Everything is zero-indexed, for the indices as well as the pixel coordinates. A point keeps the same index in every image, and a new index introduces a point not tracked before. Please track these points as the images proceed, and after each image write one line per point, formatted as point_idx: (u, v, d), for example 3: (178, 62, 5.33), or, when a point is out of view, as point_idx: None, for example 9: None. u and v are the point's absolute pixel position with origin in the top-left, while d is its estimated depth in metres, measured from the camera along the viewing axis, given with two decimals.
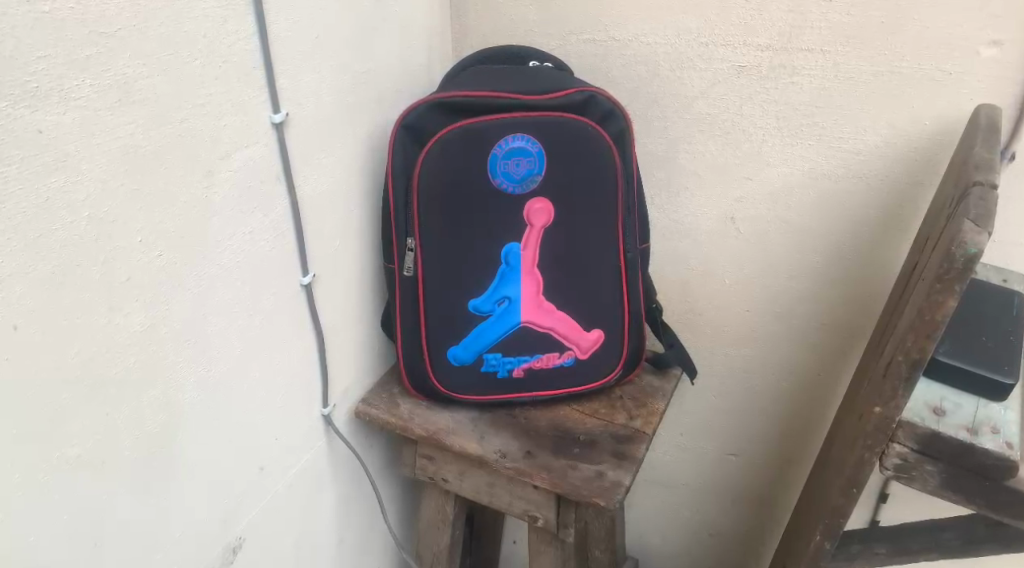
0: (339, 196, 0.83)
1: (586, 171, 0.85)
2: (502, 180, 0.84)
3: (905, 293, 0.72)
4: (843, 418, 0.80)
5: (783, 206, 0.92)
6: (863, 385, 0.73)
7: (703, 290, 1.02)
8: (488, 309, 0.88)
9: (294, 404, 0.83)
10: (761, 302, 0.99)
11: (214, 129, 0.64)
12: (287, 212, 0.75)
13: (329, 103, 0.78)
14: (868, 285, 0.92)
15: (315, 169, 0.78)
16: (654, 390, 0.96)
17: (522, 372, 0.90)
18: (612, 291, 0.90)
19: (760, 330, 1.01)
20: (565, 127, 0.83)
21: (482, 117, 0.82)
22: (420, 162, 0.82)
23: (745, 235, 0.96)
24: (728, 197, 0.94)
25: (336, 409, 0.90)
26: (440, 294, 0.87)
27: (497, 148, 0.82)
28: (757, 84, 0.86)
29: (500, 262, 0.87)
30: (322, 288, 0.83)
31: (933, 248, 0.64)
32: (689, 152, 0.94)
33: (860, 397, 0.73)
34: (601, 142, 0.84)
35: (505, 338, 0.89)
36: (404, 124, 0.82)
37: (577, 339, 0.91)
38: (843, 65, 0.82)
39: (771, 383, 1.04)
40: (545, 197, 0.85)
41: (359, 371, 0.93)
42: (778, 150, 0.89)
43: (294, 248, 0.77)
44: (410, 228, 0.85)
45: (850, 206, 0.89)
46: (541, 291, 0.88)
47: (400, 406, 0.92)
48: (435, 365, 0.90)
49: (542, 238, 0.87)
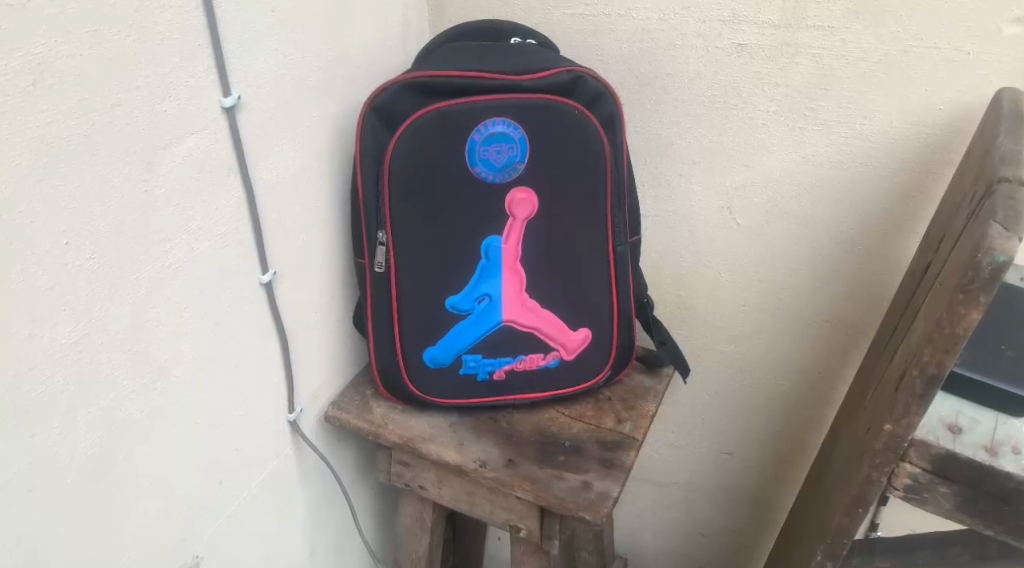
0: (303, 185, 0.76)
1: (573, 159, 0.79)
2: (481, 169, 0.77)
3: (917, 296, 0.66)
4: (849, 427, 0.75)
5: (784, 195, 0.86)
6: (872, 395, 0.68)
7: (699, 283, 0.96)
8: (467, 307, 0.81)
9: (256, 411, 0.77)
10: (760, 296, 0.93)
11: (153, 116, 0.57)
12: (242, 205, 0.68)
13: (290, 85, 0.70)
14: (875, 281, 0.86)
15: (275, 158, 0.71)
16: (644, 392, 0.90)
17: (504, 375, 0.84)
18: (601, 288, 0.84)
19: (757, 326, 0.95)
20: (550, 111, 0.76)
21: (459, 100, 0.75)
22: (392, 149, 0.76)
23: (743, 226, 0.89)
24: (726, 185, 0.88)
25: (305, 414, 0.84)
26: (415, 292, 0.80)
27: (476, 133, 0.76)
28: (758, 64, 0.80)
29: (480, 257, 0.80)
30: (286, 286, 0.76)
31: (952, 249, 0.58)
32: (684, 138, 0.87)
33: (868, 408, 0.67)
34: (590, 127, 0.78)
35: (486, 338, 0.83)
36: (374, 107, 0.75)
37: (564, 339, 0.84)
38: (852, 44, 0.75)
39: (769, 381, 0.99)
40: (528, 187, 0.79)
41: (330, 372, 0.87)
42: (780, 136, 0.82)
43: (252, 244, 0.71)
44: (382, 220, 0.78)
45: (858, 195, 0.82)
46: (524, 288, 0.82)
47: (374, 409, 0.86)
48: (410, 367, 0.83)
49: (525, 230, 0.80)
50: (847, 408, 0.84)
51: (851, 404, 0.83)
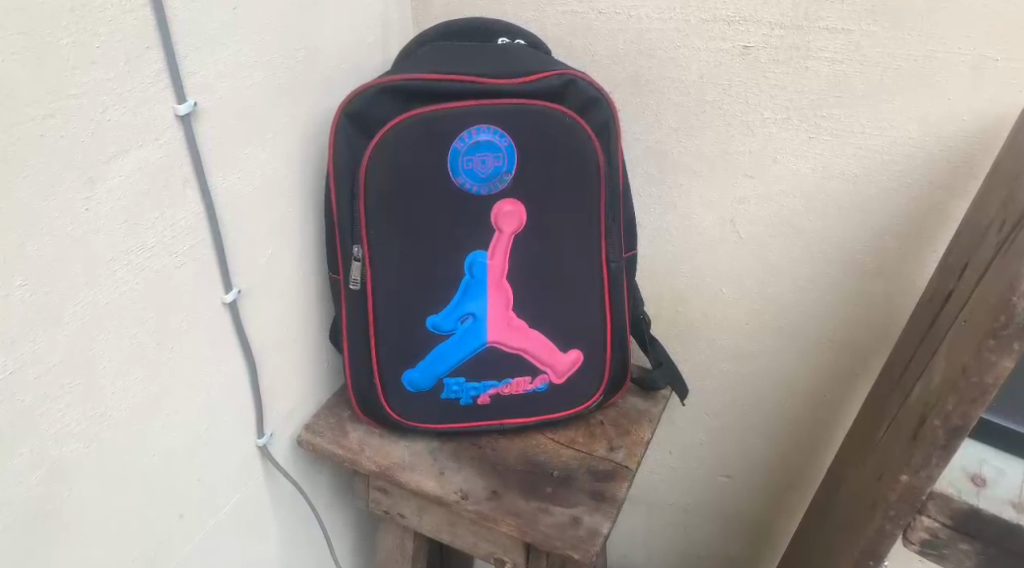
0: (272, 195, 0.70)
1: (564, 170, 0.73)
2: (465, 179, 0.72)
3: (937, 329, 0.61)
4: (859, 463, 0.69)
5: (792, 208, 0.80)
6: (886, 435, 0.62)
7: (699, 298, 0.90)
8: (449, 327, 0.76)
9: (221, 439, 0.71)
10: (765, 314, 0.87)
11: (94, 126, 0.51)
12: (201, 220, 0.62)
13: (256, 88, 0.65)
14: (888, 301, 0.81)
15: (239, 167, 0.65)
16: (639, 416, 0.85)
17: (488, 400, 0.79)
18: (594, 307, 0.79)
19: (760, 345, 0.90)
20: (539, 118, 0.71)
21: (441, 105, 0.70)
22: (367, 158, 0.70)
23: (747, 240, 0.84)
24: (729, 197, 0.82)
25: (276, 437, 0.79)
26: (393, 311, 0.75)
27: (459, 141, 0.70)
28: (766, 69, 0.74)
29: (463, 274, 0.75)
30: (254, 303, 0.71)
31: (978, 284, 0.53)
32: (685, 145, 0.81)
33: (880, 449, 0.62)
34: (582, 136, 0.72)
35: (469, 360, 0.77)
36: (349, 112, 0.70)
37: (553, 361, 0.79)
38: (868, 48, 0.69)
39: (772, 402, 0.93)
40: (515, 199, 0.73)
41: (303, 393, 0.81)
42: (788, 146, 0.77)
43: (213, 261, 0.65)
44: (357, 234, 0.72)
45: (870, 210, 0.76)
46: (511, 307, 0.76)
47: (350, 433, 0.80)
48: (387, 390, 0.77)
49: (512, 245, 0.75)
50: (856, 438, 0.79)
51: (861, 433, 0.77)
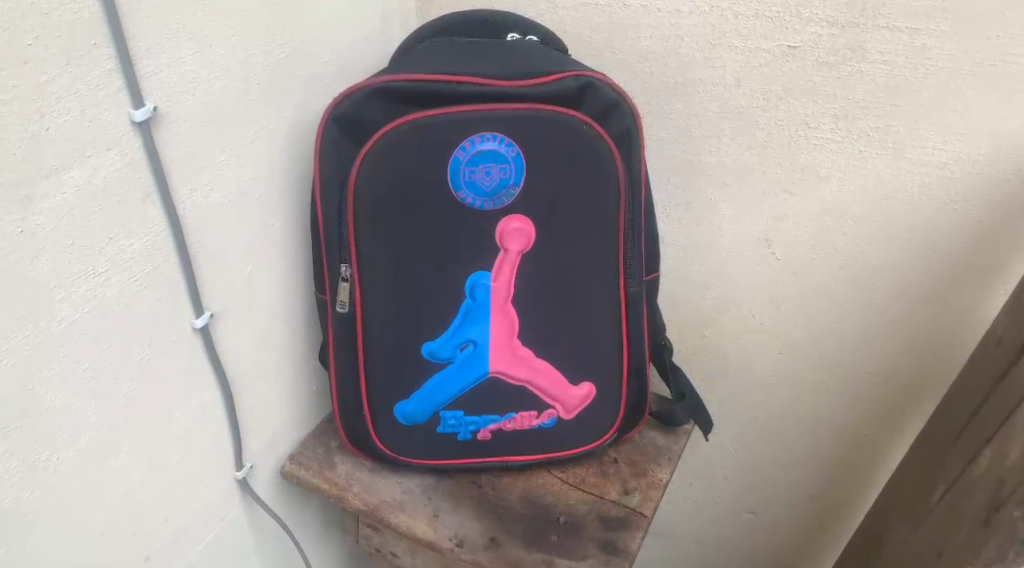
0: (249, 207, 0.63)
1: (579, 183, 0.65)
2: (466, 193, 0.64)
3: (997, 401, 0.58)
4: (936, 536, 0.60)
5: (835, 229, 0.71)
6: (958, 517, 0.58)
7: (727, 323, 0.81)
8: (447, 355, 0.68)
9: (192, 476, 0.65)
10: (802, 343, 0.79)
11: (30, 136, 0.44)
12: (165, 239, 0.55)
13: (230, 89, 0.57)
14: (943, 335, 0.71)
15: (209, 178, 0.58)
16: (657, 453, 0.77)
17: (488, 435, 0.71)
18: (609, 335, 0.70)
19: (795, 377, 0.81)
20: (552, 124, 0.63)
21: (441, 110, 0.62)
22: (357, 166, 0.62)
23: (783, 262, 0.75)
24: (765, 214, 0.73)
25: (257, 469, 0.72)
26: (385, 337, 0.67)
27: (460, 150, 0.62)
28: (813, 72, 0.65)
29: (464, 298, 0.67)
30: (229, 328, 0.64)
31: None
32: (716, 155, 0.72)
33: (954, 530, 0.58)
34: (600, 145, 0.64)
35: (469, 392, 0.70)
36: (337, 115, 0.62)
37: (562, 394, 0.71)
38: (935, 50, 0.60)
39: (806, 439, 0.84)
40: (523, 215, 0.65)
41: (287, 419, 0.75)
42: (836, 159, 0.68)
43: (180, 283, 0.58)
44: (346, 251, 0.65)
45: (928, 234, 0.67)
46: (515, 335, 0.69)
47: (337, 466, 0.73)
48: (377, 422, 0.70)
49: (518, 266, 0.67)
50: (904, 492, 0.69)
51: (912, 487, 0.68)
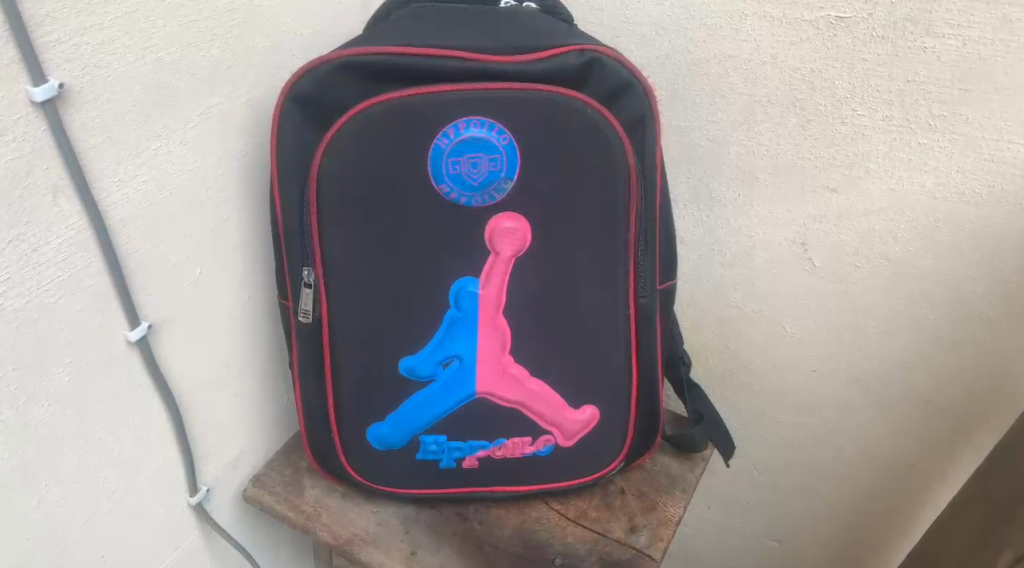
0: (196, 201, 0.54)
1: (583, 176, 0.55)
2: (450, 187, 0.55)
3: None
4: None
5: (885, 233, 0.60)
6: None
7: (753, 335, 0.71)
8: (428, 372, 0.59)
9: (136, 506, 0.57)
10: (839, 361, 0.68)
11: None
12: (86, 240, 0.47)
13: (166, 63, 0.48)
14: (1009, 358, 0.60)
15: (143, 168, 0.49)
16: (670, 484, 0.68)
17: (475, 463, 0.62)
18: (616, 353, 0.61)
19: (830, 399, 0.71)
20: (550, 108, 0.53)
21: (419, 90, 0.52)
22: (320, 155, 0.53)
23: (821, 270, 0.65)
24: (802, 213, 0.63)
25: (216, 492, 0.64)
26: (356, 351, 0.59)
27: (442, 137, 0.53)
28: (864, 46, 0.55)
29: (448, 308, 0.58)
30: (174, 338, 0.55)
31: None
32: (747, 144, 0.62)
33: None
34: (607, 133, 0.54)
35: (453, 414, 0.61)
36: (297, 96, 0.53)
37: (561, 420, 0.62)
38: (1018, 22, 0.50)
39: (840, 467, 0.74)
40: (517, 214, 0.56)
41: (251, 436, 0.67)
42: (889, 152, 0.57)
43: (109, 291, 0.49)
44: (310, 253, 0.56)
45: (1000, 243, 0.56)
46: (507, 352, 0.59)
47: (306, 491, 0.65)
48: (349, 445, 0.62)
49: (510, 272, 0.57)
50: (986, 554, 0.59)
51: (998, 547, 0.58)
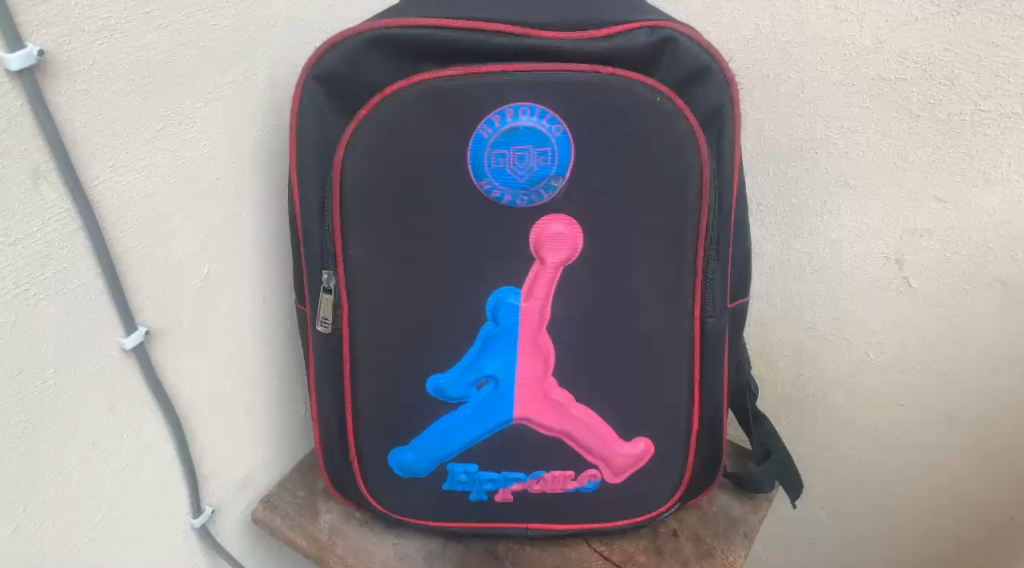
0: (205, 191, 0.48)
1: (647, 176, 0.47)
2: (493, 185, 0.47)
3: None
4: None
5: (1003, 252, 0.51)
6: None
7: (830, 362, 0.63)
8: (460, 395, 0.52)
9: (131, 529, 0.51)
10: (932, 396, 0.59)
11: None
12: (72, 233, 0.41)
13: (171, 32, 0.42)
14: None
15: (143, 151, 0.43)
16: (729, 528, 0.59)
17: (509, 497, 0.55)
18: (677, 380, 0.53)
19: (918, 438, 0.62)
20: (613, 95, 0.45)
21: (461, 69, 0.45)
22: (346, 143, 0.46)
23: (919, 292, 0.56)
24: (899, 225, 0.54)
25: (221, 512, 0.58)
26: (380, 367, 0.52)
27: (486, 126, 0.46)
28: (993, 29, 0.46)
29: (485, 321, 0.51)
30: (177, 344, 0.49)
31: None
32: (838, 144, 0.53)
33: None
34: (679, 126, 0.46)
35: (486, 442, 0.54)
36: (323, 73, 0.46)
37: (609, 453, 0.54)
38: None
39: (925, 515, 0.65)
40: (568, 217, 0.48)
41: (263, 452, 0.61)
42: (1016, 157, 0.48)
43: (100, 291, 0.43)
44: (331, 254, 0.49)
45: None
46: (551, 374, 0.52)
47: (320, 517, 0.59)
48: (368, 470, 0.55)
49: (558, 283, 0.50)
50: None
51: None
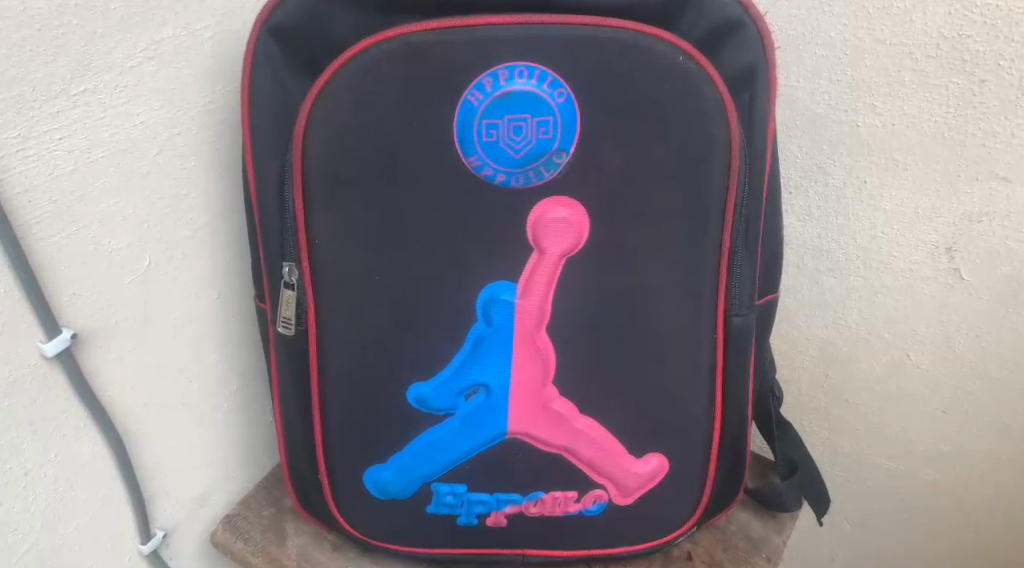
0: (143, 167, 0.40)
1: (665, 150, 0.40)
2: (483, 161, 0.40)
3: None
4: None
5: None
6: None
7: (864, 364, 0.55)
8: (446, 405, 0.45)
9: (66, 561, 0.44)
10: (980, 402, 0.53)
11: None
12: None
13: None
14: None
15: (59, 117, 0.36)
16: (751, 551, 0.53)
17: (502, 520, 0.48)
18: (697, 387, 0.46)
19: (961, 448, 0.55)
20: (627, 53, 0.38)
21: (445, 22, 0.38)
22: (309, 109, 0.39)
23: (973, 286, 0.49)
24: (952, 210, 0.47)
25: (175, 535, 0.51)
26: (353, 373, 0.45)
27: (475, 91, 0.38)
28: None
29: (474, 321, 0.44)
30: (113, 346, 0.42)
31: None
32: (884, 114, 0.46)
33: None
34: (705, 90, 0.39)
35: (476, 458, 0.47)
36: (283, 26, 0.39)
37: (618, 471, 0.47)
38: None
39: (965, 532, 0.58)
40: (571, 199, 0.41)
41: (224, 465, 0.54)
42: None
43: (11, 288, 0.36)
44: (293, 244, 0.42)
45: None
46: (551, 382, 0.45)
47: (288, 541, 0.52)
48: (340, 490, 0.48)
49: (559, 277, 0.43)
50: None
51: None
